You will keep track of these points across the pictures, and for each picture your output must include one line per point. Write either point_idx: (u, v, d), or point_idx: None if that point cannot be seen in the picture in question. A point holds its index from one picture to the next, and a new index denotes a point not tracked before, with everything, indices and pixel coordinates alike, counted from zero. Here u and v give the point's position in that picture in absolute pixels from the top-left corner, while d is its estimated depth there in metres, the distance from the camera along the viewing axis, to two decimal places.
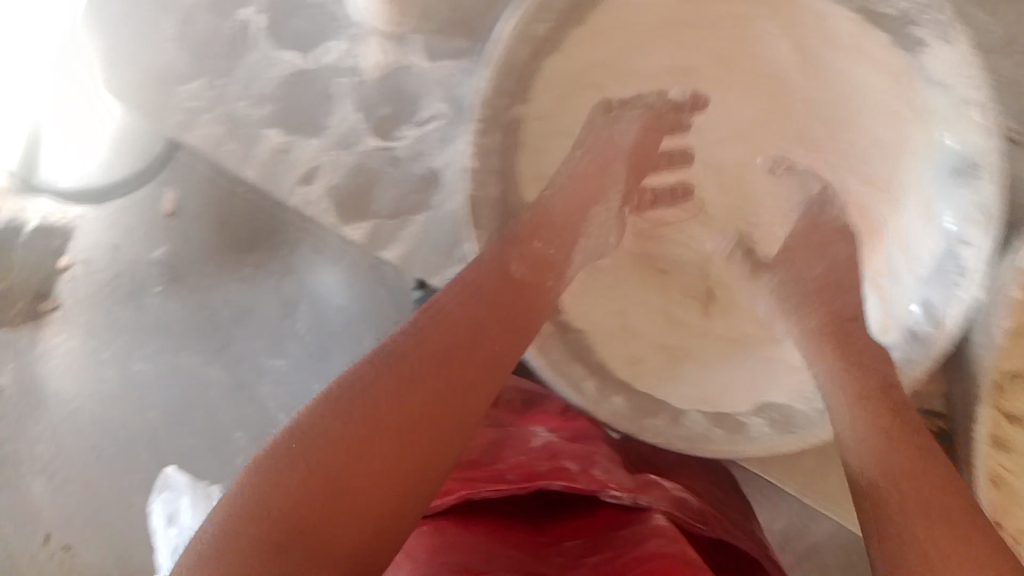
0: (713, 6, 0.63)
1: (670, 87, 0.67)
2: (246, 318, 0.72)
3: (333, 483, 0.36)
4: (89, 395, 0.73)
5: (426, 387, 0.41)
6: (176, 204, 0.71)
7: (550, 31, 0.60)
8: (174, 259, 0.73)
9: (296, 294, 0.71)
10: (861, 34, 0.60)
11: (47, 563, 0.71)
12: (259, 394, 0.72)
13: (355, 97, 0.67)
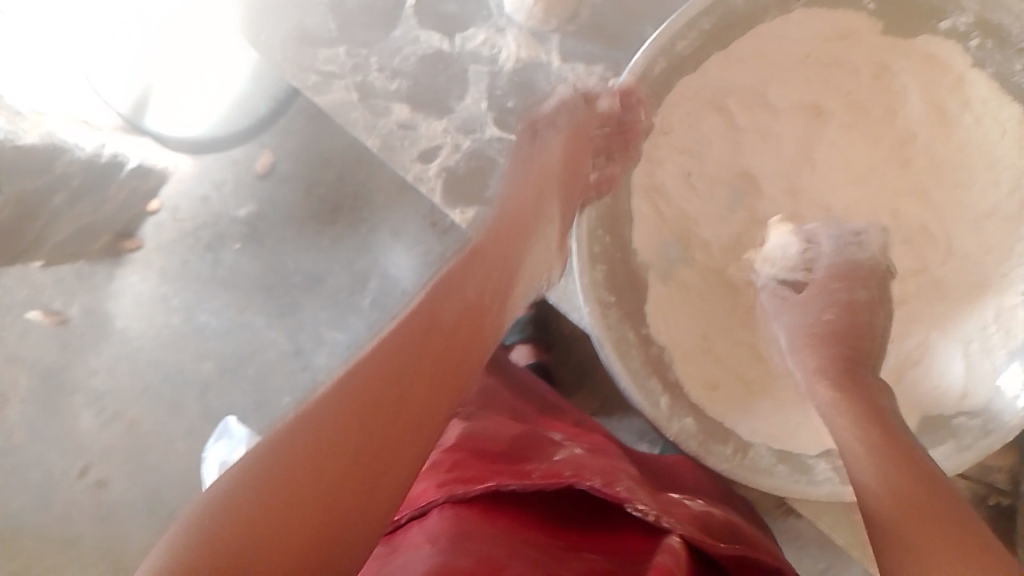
0: (858, 52, 0.65)
1: (801, 125, 0.67)
2: (313, 287, 1.01)
3: (288, 500, 0.34)
4: (155, 336, 1.05)
5: (385, 377, 0.39)
6: (269, 165, 1.00)
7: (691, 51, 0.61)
8: (256, 218, 1.01)
9: (369, 265, 0.99)
10: (996, 102, 0.63)
11: (83, 492, 1.06)
12: (313, 360, 1.02)
13: (486, 84, 0.68)
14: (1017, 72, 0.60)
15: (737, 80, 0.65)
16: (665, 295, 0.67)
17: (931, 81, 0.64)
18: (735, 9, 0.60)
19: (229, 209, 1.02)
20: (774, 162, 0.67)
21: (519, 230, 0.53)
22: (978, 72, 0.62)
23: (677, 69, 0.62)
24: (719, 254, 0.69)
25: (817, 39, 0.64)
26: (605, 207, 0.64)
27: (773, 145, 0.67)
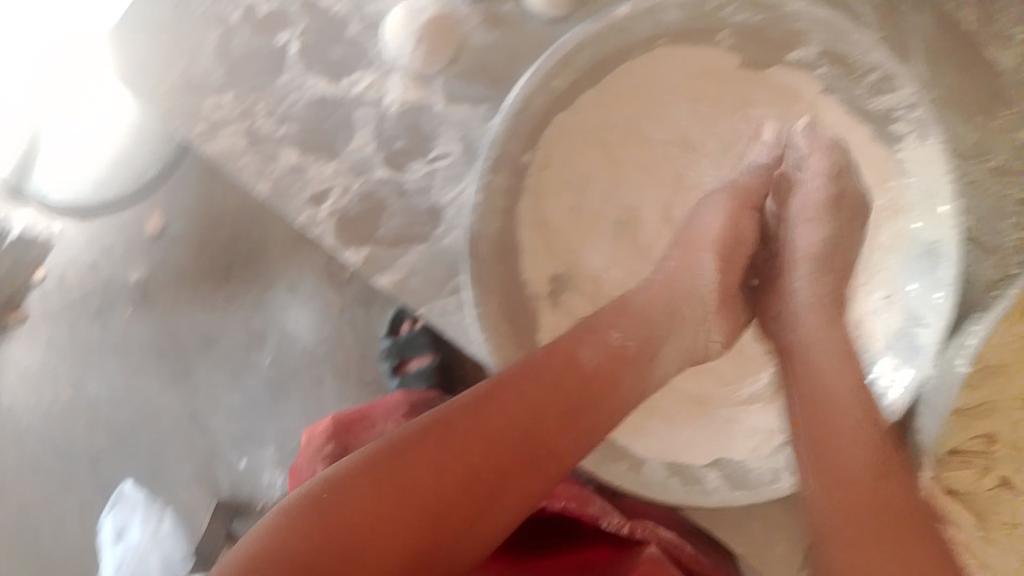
0: (723, 87, 0.70)
1: (676, 158, 0.70)
2: (211, 346, 1.16)
3: (366, 521, 0.48)
4: (35, 408, 1.21)
5: (456, 472, 0.51)
6: (160, 227, 1.17)
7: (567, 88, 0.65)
8: (147, 281, 1.17)
9: (265, 327, 1.14)
10: (848, 126, 0.70)
11: None
12: (211, 427, 1.16)
13: (375, 128, 0.70)
14: (860, 96, 0.67)
15: (614, 117, 0.69)
16: (557, 322, 0.71)
17: (786, 110, 0.70)
18: (606, 48, 0.64)
19: (122, 276, 1.18)
20: (651, 188, 0.71)
21: (658, 321, 0.61)
22: (828, 96, 0.69)
23: (555, 104, 0.65)
24: (605, 282, 0.71)
25: (684, 76, 0.69)
26: (496, 241, 0.64)
27: (651, 174, 0.70)
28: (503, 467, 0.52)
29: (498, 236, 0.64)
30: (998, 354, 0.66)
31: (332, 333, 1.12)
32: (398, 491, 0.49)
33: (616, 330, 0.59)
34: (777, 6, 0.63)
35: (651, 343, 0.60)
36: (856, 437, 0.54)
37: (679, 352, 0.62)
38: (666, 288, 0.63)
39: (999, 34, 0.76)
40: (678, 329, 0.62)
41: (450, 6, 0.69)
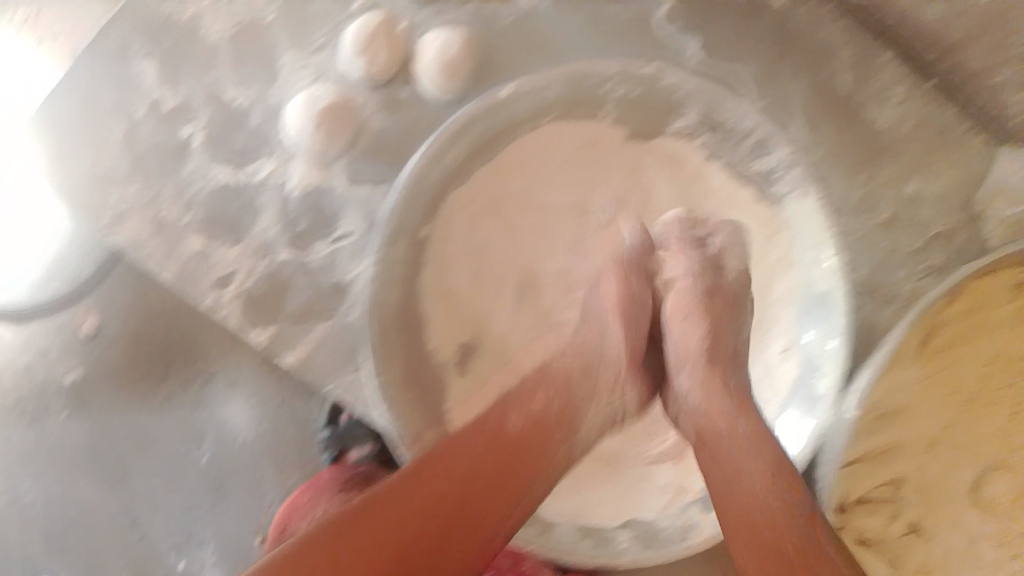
0: (610, 157, 0.72)
1: (571, 226, 0.72)
2: (145, 449, 0.95)
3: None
4: None
5: (416, 531, 0.53)
6: (96, 326, 0.95)
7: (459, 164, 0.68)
8: (81, 380, 0.96)
9: (204, 426, 0.94)
10: (734, 189, 0.73)
11: None
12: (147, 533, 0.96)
13: (278, 210, 0.71)
14: (742, 159, 0.71)
15: (507, 189, 0.71)
16: (463, 391, 0.72)
17: (675, 174, 0.73)
18: (494, 125, 0.68)
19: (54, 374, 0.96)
20: (550, 254, 0.72)
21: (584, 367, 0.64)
22: (713, 162, 0.73)
23: (450, 178, 0.68)
24: (509, 348, 0.72)
25: (572, 148, 0.72)
26: (397, 312, 0.65)
27: (548, 241, 0.72)
28: (460, 529, 0.54)
29: (398, 307, 0.66)
30: (893, 398, 0.69)
31: (270, 428, 0.94)
32: (350, 552, 0.51)
33: (538, 397, 0.62)
34: (654, 77, 0.68)
35: (564, 409, 0.62)
36: (743, 450, 0.58)
37: (600, 415, 0.64)
38: (580, 354, 0.65)
39: (877, 94, 0.80)
40: (596, 394, 0.64)
41: (350, 94, 0.72)
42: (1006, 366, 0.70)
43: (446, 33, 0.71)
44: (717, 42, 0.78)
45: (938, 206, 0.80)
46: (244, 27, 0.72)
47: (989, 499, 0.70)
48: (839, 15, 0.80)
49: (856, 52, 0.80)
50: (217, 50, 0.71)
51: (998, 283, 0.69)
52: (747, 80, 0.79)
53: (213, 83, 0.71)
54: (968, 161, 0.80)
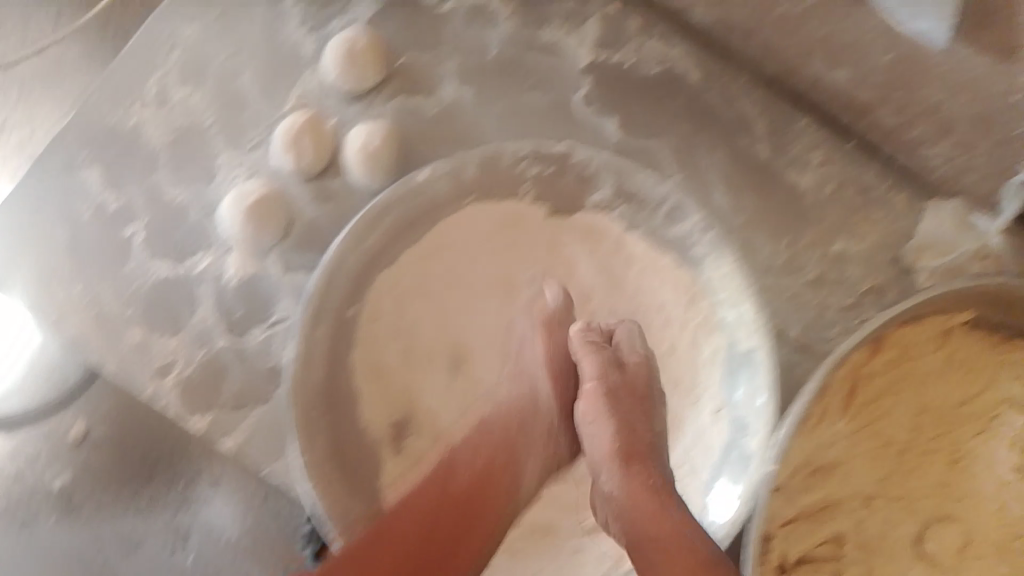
0: (531, 233, 0.75)
1: (500, 300, 0.74)
2: (133, 551, 0.96)
3: None
4: None
5: None
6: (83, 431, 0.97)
7: (380, 245, 0.72)
8: (70, 488, 0.97)
9: (189, 523, 0.96)
10: (656, 255, 0.75)
11: None
12: None
13: (214, 301, 0.74)
14: (659, 228, 0.75)
15: (433, 269, 0.74)
16: (398, 470, 0.71)
17: (594, 248, 0.76)
18: (413, 209, 0.72)
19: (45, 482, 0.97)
20: (478, 330, 0.74)
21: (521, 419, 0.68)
22: (633, 233, 0.76)
23: (372, 263, 0.72)
24: (440, 424, 0.72)
25: (494, 226, 0.75)
26: (318, 390, 0.69)
27: (474, 317, 0.74)
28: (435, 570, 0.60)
29: (322, 387, 0.70)
30: (823, 453, 0.69)
31: (255, 525, 0.94)
32: None
33: (480, 448, 0.66)
34: (565, 155, 0.73)
35: (508, 457, 0.66)
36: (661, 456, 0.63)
37: (542, 461, 0.68)
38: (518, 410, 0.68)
39: (794, 161, 0.83)
40: (534, 449, 0.68)
41: (280, 186, 0.75)
42: (937, 416, 0.71)
43: (368, 127, 0.75)
44: (634, 122, 0.82)
45: (865, 265, 0.82)
46: (183, 132, 0.76)
47: (935, 553, 0.69)
48: (752, 90, 0.83)
49: (771, 123, 0.83)
50: (156, 154, 0.75)
51: (919, 334, 0.71)
52: (666, 154, 0.82)
53: (152, 186, 0.75)
54: (889, 220, 0.83)
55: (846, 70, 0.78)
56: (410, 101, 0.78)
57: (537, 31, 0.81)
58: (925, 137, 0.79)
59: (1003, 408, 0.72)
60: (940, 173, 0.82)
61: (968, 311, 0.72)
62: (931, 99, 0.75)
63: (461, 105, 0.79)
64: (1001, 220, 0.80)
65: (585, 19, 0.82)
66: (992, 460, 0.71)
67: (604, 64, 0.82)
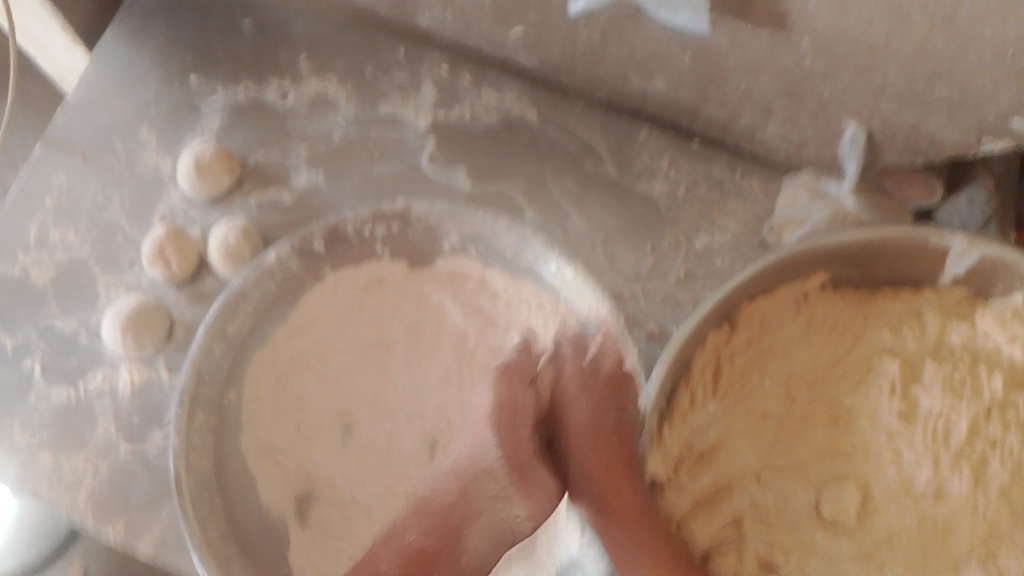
0: (395, 289, 0.80)
1: (374, 358, 0.78)
2: None
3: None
4: None
5: None
6: None
7: (248, 330, 0.77)
8: None
9: None
10: (515, 285, 0.79)
11: None
12: None
13: (111, 413, 0.78)
14: (510, 259, 0.79)
15: (308, 341, 0.78)
16: (304, 538, 0.73)
17: (458, 289, 0.80)
18: (270, 291, 0.78)
19: None
20: (361, 389, 0.77)
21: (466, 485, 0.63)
22: (491, 269, 0.80)
23: (243, 346, 0.77)
24: (337, 485, 0.74)
25: (358, 290, 0.80)
26: (207, 474, 0.73)
27: (357, 379, 0.78)
28: None
29: (209, 471, 0.73)
30: (701, 438, 0.70)
31: None
32: None
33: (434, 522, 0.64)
34: (404, 212, 0.78)
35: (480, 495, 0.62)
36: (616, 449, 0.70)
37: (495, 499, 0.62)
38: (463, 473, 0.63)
39: (642, 172, 0.86)
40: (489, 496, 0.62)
41: (157, 297, 0.82)
42: (807, 381, 0.73)
43: (225, 226, 0.82)
44: (479, 170, 0.87)
45: (731, 253, 0.84)
46: (65, 267, 0.83)
47: (835, 515, 0.68)
48: (589, 116, 0.88)
49: (613, 142, 0.88)
50: (44, 292, 0.83)
51: (774, 304, 0.73)
52: (516, 191, 0.86)
53: (44, 321, 0.82)
54: (747, 207, 0.85)
55: (661, 79, 0.81)
56: (266, 196, 0.86)
57: (377, 107, 0.89)
58: (755, 122, 0.82)
59: (877, 358, 0.73)
60: (783, 152, 0.85)
61: (822, 274, 0.74)
62: (741, 86, 0.78)
63: (315, 189, 0.86)
64: (848, 182, 0.80)
65: (420, 86, 0.89)
66: (875, 412, 0.71)
67: (444, 122, 0.88)
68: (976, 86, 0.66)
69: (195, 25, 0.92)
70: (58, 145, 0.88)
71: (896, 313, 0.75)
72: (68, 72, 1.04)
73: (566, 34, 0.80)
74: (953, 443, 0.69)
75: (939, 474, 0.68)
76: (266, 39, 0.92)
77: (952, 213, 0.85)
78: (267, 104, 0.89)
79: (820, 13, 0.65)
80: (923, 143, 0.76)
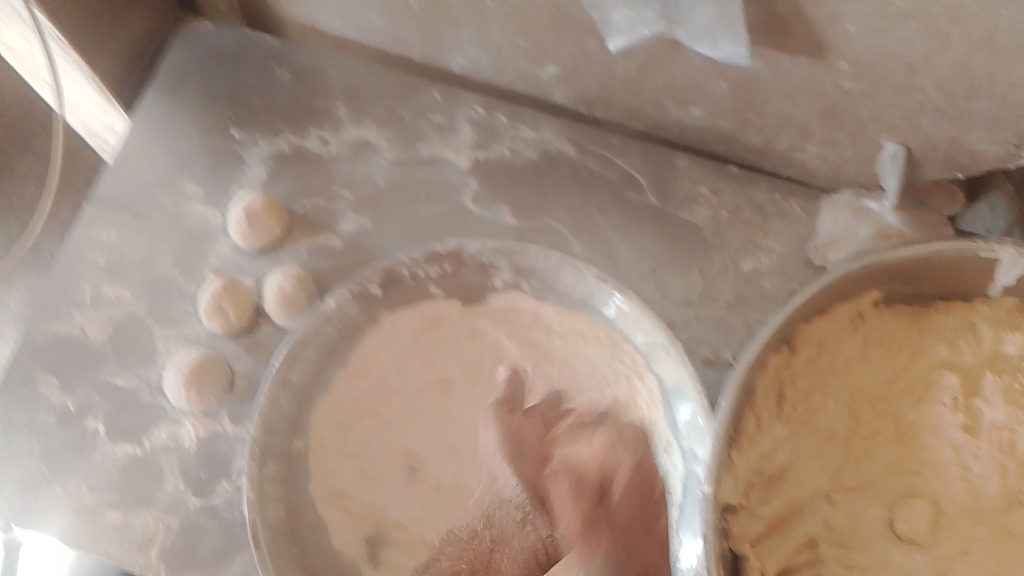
0: (450, 329, 0.81)
1: (433, 398, 0.79)
2: None
3: None
4: None
5: None
6: None
7: (309, 379, 0.78)
8: None
9: None
10: (570, 320, 0.80)
11: None
12: None
13: (176, 468, 0.78)
14: (562, 292, 0.80)
15: (370, 386, 0.79)
16: None
17: (513, 326, 0.81)
18: (329, 337, 0.78)
19: None
20: (423, 430, 0.78)
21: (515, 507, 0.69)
22: (545, 305, 0.81)
23: (307, 394, 0.78)
24: (407, 527, 0.74)
25: (412, 332, 0.81)
26: (281, 522, 0.73)
27: (420, 421, 0.78)
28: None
29: (282, 521, 0.73)
30: (770, 462, 0.70)
31: None
32: None
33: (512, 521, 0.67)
34: (456, 252, 0.79)
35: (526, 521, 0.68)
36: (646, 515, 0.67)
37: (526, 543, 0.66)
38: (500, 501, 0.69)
39: (684, 199, 0.87)
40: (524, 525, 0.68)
41: (213, 348, 0.82)
42: (869, 400, 0.74)
43: (279, 274, 0.83)
44: (523, 205, 0.88)
45: (779, 274, 0.84)
46: (121, 323, 0.84)
47: (909, 533, 0.68)
48: (626, 146, 0.90)
49: (652, 170, 0.89)
50: (100, 350, 0.83)
51: (831, 325, 0.74)
52: (562, 223, 0.87)
53: (102, 378, 0.82)
54: (791, 228, 0.86)
55: (699, 107, 0.83)
56: (315, 243, 0.87)
57: (417, 148, 0.90)
58: (794, 145, 0.83)
59: (936, 373, 0.74)
60: (823, 172, 0.86)
61: (875, 292, 0.75)
62: (780, 111, 0.79)
63: (363, 233, 0.87)
64: (889, 198, 0.82)
65: (457, 125, 0.91)
66: (939, 426, 0.72)
67: (484, 160, 0.90)
68: (1020, 102, 0.68)
69: (232, 82, 0.94)
70: (106, 204, 0.90)
71: (950, 326, 0.76)
72: (102, 131, 1.04)
73: (603, 68, 0.82)
74: (1019, 452, 0.70)
75: (1008, 484, 0.69)
76: (303, 87, 0.93)
77: (975, 220, 0.87)
78: (308, 151, 0.91)
79: (860, 39, 0.66)
80: (964, 157, 0.77)
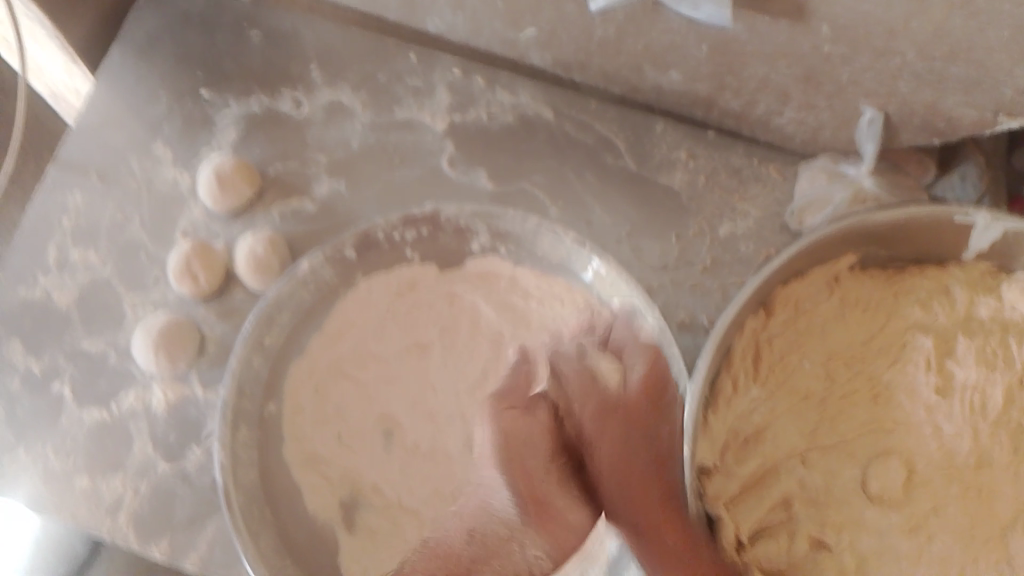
0: (429, 290, 0.80)
1: (411, 361, 0.78)
2: None
3: None
4: None
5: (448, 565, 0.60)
6: None
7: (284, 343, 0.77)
8: None
9: None
10: (548, 283, 0.79)
11: None
12: None
13: (147, 433, 0.77)
14: (541, 256, 0.80)
15: (345, 349, 0.78)
16: (354, 545, 0.72)
17: (491, 289, 0.80)
18: (304, 301, 0.77)
19: None
20: (399, 393, 0.77)
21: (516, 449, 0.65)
22: (522, 268, 0.80)
23: (281, 357, 0.77)
24: (383, 491, 0.74)
25: (387, 297, 0.79)
26: (256, 486, 0.72)
27: (397, 384, 0.77)
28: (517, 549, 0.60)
29: (256, 485, 0.72)
30: (746, 422, 0.71)
31: None
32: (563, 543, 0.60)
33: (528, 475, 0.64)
34: (433, 215, 0.79)
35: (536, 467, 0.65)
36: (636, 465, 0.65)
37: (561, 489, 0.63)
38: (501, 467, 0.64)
39: (662, 163, 0.87)
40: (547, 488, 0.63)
41: (184, 313, 0.81)
42: (845, 359, 0.74)
43: (251, 237, 0.82)
44: (499, 168, 0.87)
45: (756, 238, 0.84)
46: (88, 288, 0.82)
47: (882, 490, 0.69)
48: (604, 110, 0.89)
49: (630, 135, 0.88)
50: (68, 315, 0.81)
51: (807, 287, 0.74)
52: (539, 186, 0.87)
53: (70, 343, 0.80)
54: (768, 192, 0.86)
55: (677, 71, 0.82)
56: (288, 206, 0.85)
57: (393, 112, 0.89)
58: (772, 108, 0.83)
59: (910, 334, 0.74)
60: (800, 137, 0.86)
61: (851, 254, 0.75)
62: (758, 73, 0.79)
63: (338, 197, 0.86)
64: (866, 162, 0.81)
65: (434, 89, 0.90)
66: (913, 387, 0.73)
67: (461, 124, 0.89)
68: (994, 64, 0.68)
69: (202, 43, 0.92)
70: (73, 168, 0.88)
71: (925, 288, 0.76)
72: (66, 92, 1.01)
73: (580, 30, 0.80)
74: (990, 413, 0.70)
75: (979, 442, 0.70)
76: (276, 48, 0.91)
77: (947, 189, 0.88)
78: (282, 114, 0.89)
79: None
80: (939, 121, 0.77)
